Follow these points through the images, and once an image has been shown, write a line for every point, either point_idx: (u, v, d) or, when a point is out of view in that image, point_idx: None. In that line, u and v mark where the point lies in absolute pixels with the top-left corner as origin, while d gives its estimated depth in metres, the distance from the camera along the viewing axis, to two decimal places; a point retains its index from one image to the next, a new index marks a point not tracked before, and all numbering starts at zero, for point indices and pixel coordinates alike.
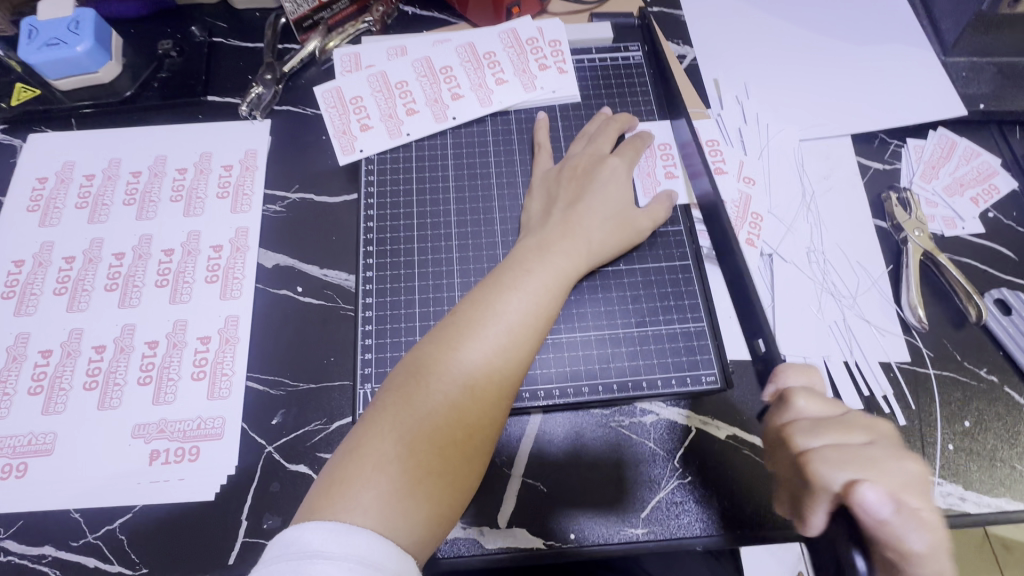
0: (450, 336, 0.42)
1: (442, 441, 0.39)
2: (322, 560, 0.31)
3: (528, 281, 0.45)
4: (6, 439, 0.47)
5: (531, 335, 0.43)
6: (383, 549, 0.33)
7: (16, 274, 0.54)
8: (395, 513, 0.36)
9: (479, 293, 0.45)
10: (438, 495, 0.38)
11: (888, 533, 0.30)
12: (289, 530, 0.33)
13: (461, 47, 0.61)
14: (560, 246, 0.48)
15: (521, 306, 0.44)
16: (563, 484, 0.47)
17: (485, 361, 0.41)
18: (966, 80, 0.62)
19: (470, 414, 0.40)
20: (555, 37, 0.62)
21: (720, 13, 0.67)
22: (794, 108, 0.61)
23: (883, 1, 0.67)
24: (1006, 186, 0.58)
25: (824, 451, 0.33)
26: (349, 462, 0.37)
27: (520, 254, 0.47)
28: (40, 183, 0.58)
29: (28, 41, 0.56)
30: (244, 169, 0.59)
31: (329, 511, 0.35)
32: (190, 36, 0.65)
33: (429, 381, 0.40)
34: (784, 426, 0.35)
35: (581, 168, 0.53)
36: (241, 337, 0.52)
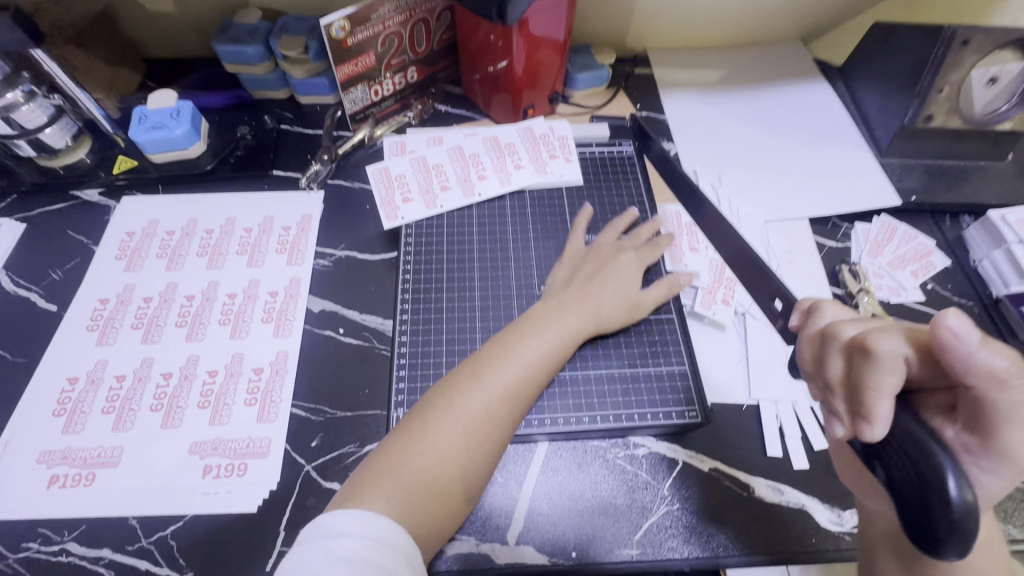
0: (472, 370, 0.51)
1: (455, 456, 0.47)
2: (344, 538, 0.40)
3: (541, 333, 0.55)
4: (78, 451, 0.54)
5: (537, 377, 0.52)
6: (395, 532, 0.41)
7: (101, 310, 0.63)
8: (409, 508, 0.44)
9: (500, 338, 0.54)
10: (445, 499, 0.46)
11: (980, 360, 0.29)
12: (321, 516, 0.42)
13: (487, 140, 0.75)
14: (571, 307, 0.57)
15: (533, 353, 0.53)
16: (566, 512, 0.53)
17: (499, 393, 0.50)
18: (900, 176, 0.75)
19: (481, 435, 0.48)
20: (563, 134, 0.76)
21: (697, 117, 0.82)
22: (760, 195, 0.74)
23: (829, 112, 0.83)
24: (941, 263, 0.69)
25: (879, 328, 0.34)
26: (375, 468, 0.45)
27: (536, 310, 0.57)
28: (128, 236, 0.69)
29: (137, 124, 0.70)
30: (300, 230, 0.70)
31: (359, 500, 0.43)
32: (262, 123, 0.79)
33: (450, 405, 0.49)
34: (826, 328, 0.37)
35: (603, 253, 0.64)
36: (289, 369, 0.60)
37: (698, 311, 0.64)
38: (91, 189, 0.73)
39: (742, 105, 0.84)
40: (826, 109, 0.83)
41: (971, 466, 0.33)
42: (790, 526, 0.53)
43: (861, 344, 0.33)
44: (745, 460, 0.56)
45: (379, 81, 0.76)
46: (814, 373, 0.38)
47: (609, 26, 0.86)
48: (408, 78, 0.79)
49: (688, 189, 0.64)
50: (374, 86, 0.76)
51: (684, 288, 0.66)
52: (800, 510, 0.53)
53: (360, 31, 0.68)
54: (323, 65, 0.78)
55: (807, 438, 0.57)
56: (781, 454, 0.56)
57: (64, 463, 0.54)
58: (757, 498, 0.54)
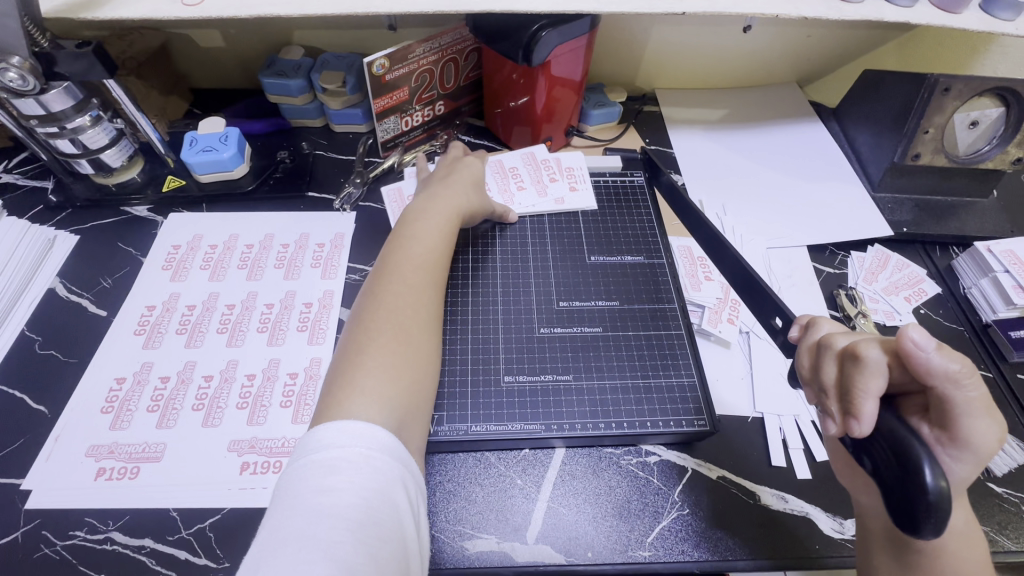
0: (385, 273, 0.57)
1: (403, 345, 0.52)
2: (332, 452, 0.42)
3: (413, 237, 0.62)
4: (124, 446, 0.58)
5: (433, 250, 0.61)
6: (378, 433, 0.44)
7: (148, 316, 0.68)
8: (386, 399, 0.47)
9: (385, 252, 0.60)
10: (412, 387, 0.50)
11: (935, 368, 0.35)
12: (305, 438, 0.43)
13: (493, 164, 0.81)
14: (438, 205, 0.66)
15: (420, 244, 0.61)
16: (580, 518, 0.55)
17: (416, 281, 0.57)
18: (893, 209, 0.81)
19: (414, 325, 0.54)
20: (570, 165, 0.82)
21: (702, 151, 0.89)
22: (762, 224, 0.79)
23: (825, 149, 0.89)
24: (932, 290, 0.74)
25: (862, 338, 0.38)
26: (348, 366, 0.49)
27: (404, 224, 0.64)
28: (174, 249, 0.74)
29: (189, 147, 0.76)
30: (333, 246, 0.75)
31: (336, 411, 0.45)
32: (299, 149, 0.86)
33: (384, 305, 0.54)
34: (822, 338, 0.41)
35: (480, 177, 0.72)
36: (322, 374, 0.64)
37: (705, 329, 0.68)
38: (140, 205, 0.79)
39: (745, 142, 0.90)
40: (821, 147, 0.90)
41: (945, 458, 0.37)
42: (796, 533, 0.55)
43: (850, 352, 0.37)
44: (751, 469, 0.59)
45: (410, 113, 0.82)
46: (810, 380, 0.42)
47: (621, 68, 0.94)
48: (435, 111, 0.86)
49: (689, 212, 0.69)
50: (405, 117, 0.82)
51: (692, 307, 0.71)
52: (804, 518, 0.56)
53: (397, 68, 0.75)
54: (359, 98, 0.85)
55: (810, 450, 0.60)
56: (785, 464, 0.59)
57: (110, 457, 0.57)
58: (763, 505, 0.57)
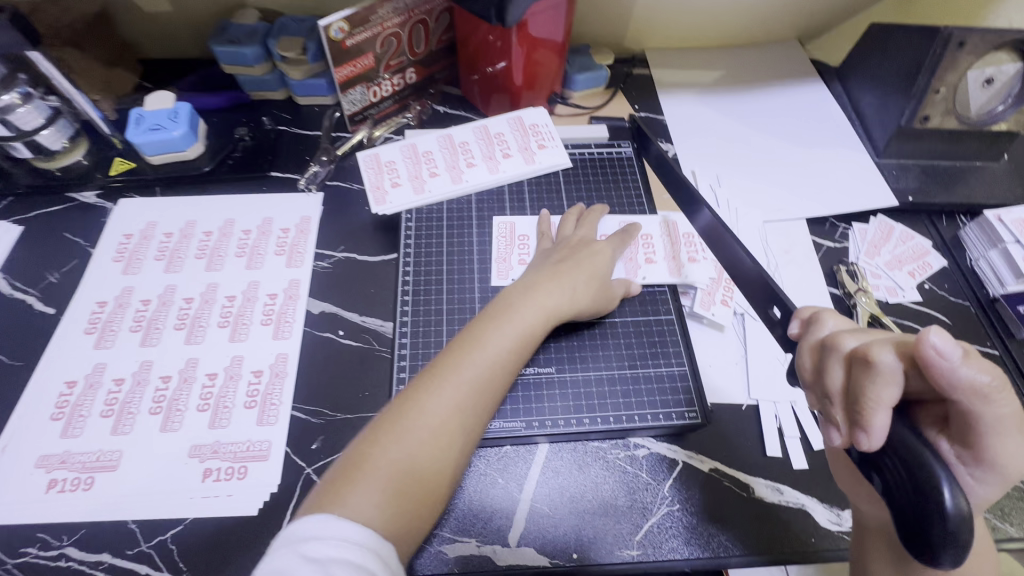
0: (440, 363, 0.51)
1: (432, 457, 0.46)
2: (316, 541, 0.40)
3: (507, 322, 0.54)
4: (77, 455, 0.54)
5: (517, 349, 0.54)
6: (367, 534, 0.41)
7: (99, 313, 0.63)
8: (381, 508, 0.43)
9: (464, 333, 0.54)
10: (420, 497, 0.45)
11: (963, 379, 0.31)
12: (292, 524, 0.41)
13: (476, 129, 0.75)
14: (546, 288, 0.58)
15: (511, 333, 0.54)
16: (565, 521, 0.53)
17: (470, 378, 0.50)
18: (898, 176, 0.76)
19: (449, 436, 0.48)
20: (545, 121, 0.76)
21: (695, 117, 0.83)
22: (758, 196, 0.74)
23: (826, 112, 0.83)
24: (937, 263, 0.70)
25: (876, 340, 0.35)
26: (351, 468, 0.45)
27: (505, 300, 0.57)
28: (126, 238, 0.69)
29: (135, 126, 0.70)
30: (299, 231, 0.70)
31: (325, 505, 0.43)
32: (260, 125, 0.79)
33: (415, 403, 0.48)
34: (827, 337, 0.38)
35: (574, 244, 0.64)
36: (289, 371, 0.60)
37: (697, 312, 0.64)
38: (87, 191, 0.72)
39: (740, 106, 0.84)
40: (823, 109, 0.84)
41: (965, 475, 0.35)
42: (791, 525, 0.53)
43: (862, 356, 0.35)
44: (746, 461, 0.56)
45: (377, 82, 0.76)
46: (812, 381, 0.39)
47: (608, 27, 0.86)
48: (406, 79, 0.79)
49: (685, 188, 0.62)
50: (372, 87, 0.75)
51: (683, 289, 0.66)
52: (799, 510, 0.54)
53: (358, 32, 0.68)
54: (321, 67, 0.78)
55: (806, 438, 0.57)
56: (781, 453, 0.56)
57: (62, 467, 0.53)
58: (757, 498, 0.54)
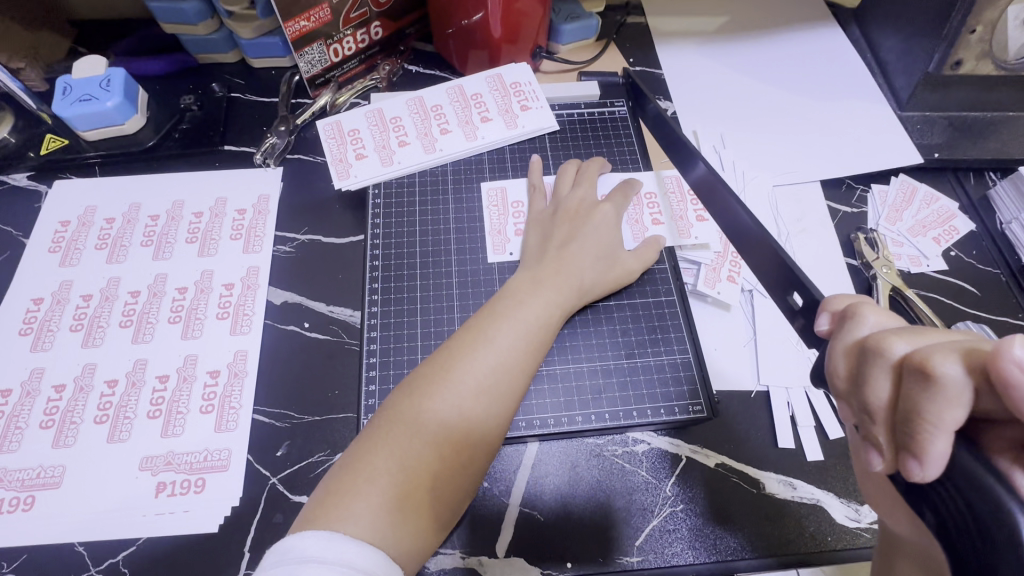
0: (446, 360, 0.45)
1: (437, 469, 0.41)
2: (317, 563, 0.33)
3: (513, 314, 0.48)
4: (14, 473, 0.48)
5: (529, 346, 0.47)
6: (372, 555, 0.35)
7: (35, 311, 0.56)
8: (379, 524, 0.38)
9: (468, 325, 0.48)
10: (422, 510, 0.40)
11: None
12: (284, 540, 0.35)
13: (451, 90, 0.66)
14: (552, 279, 0.52)
15: (518, 327, 0.48)
16: (557, 529, 0.48)
17: (480, 378, 0.44)
18: (921, 131, 0.68)
19: (457, 445, 0.42)
20: (528, 79, 0.67)
21: (696, 70, 0.74)
22: (767, 157, 0.67)
23: (842, 61, 0.75)
24: (965, 227, 0.63)
25: (936, 348, 0.28)
26: (344, 476, 0.40)
27: (508, 291, 0.51)
28: (63, 226, 0.61)
29: (62, 97, 0.61)
30: (257, 212, 0.63)
31: (322, 520, 0.38)
32: (210, 92, 0.71)
33: (416, 403, 0.43)
34: (869, 339, 0.31)
35: (573, 210, 0.57)
36: (250, 370, 0.54)
37: (700, 291, 0.58)
38: (17, 173, 0.65)
39: (746, 56, 0.76)
40: (838, 58, 0.75)
41: None
42: (806, 523, 0.48)
43: (917, 369, 0.28)
44: (755, 454, 0.51)
45: (338, 39, 0.67)
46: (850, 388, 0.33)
47: None
48: (372, 34, 0.70)
49: (692, 151, 0.54)
50: (332, 45, 0.67)
51: (685, 265, 0.60)
52: (814, 506, 0.49)
53: None
54: (274, 23, 0.68)
55: (822, 427, 0.52)
56: (794, 444, 0.51)
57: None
58: (768, 495, 0.49)
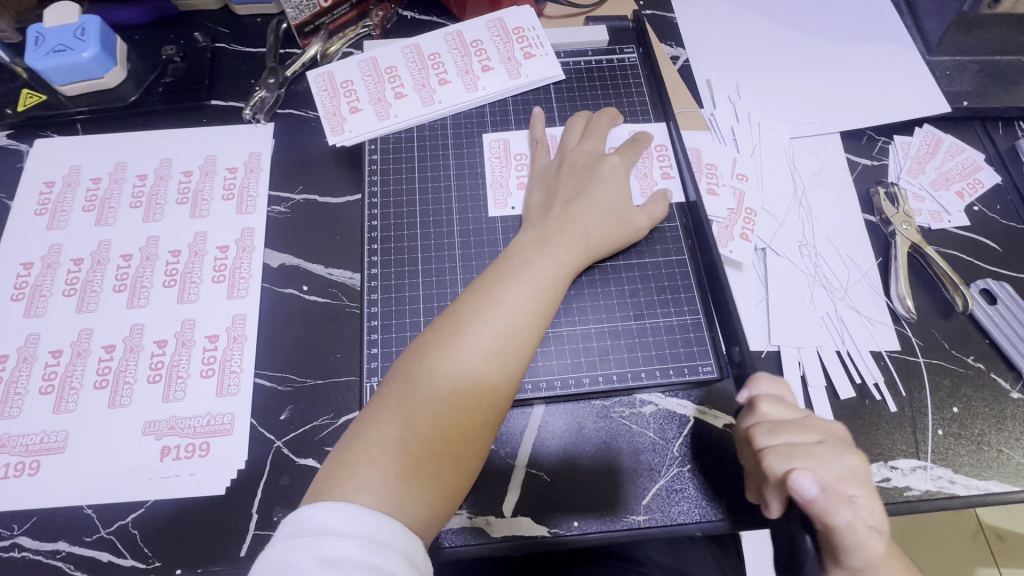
0: (452, 324, 0.44)
1: (450, 436, 0.40)
2: (335, 537, 0.34)
3: (520, 274, 0.47)
4: (18, 438, 0.48)
5: (538, 307, 0.46)
6: (389, 526, 0.35)
7: (26, 276, 0.55)
8: (396, 493, 0.38)
9: (473, 288, 0.46)
10: (437, 477, 0.40)
11: (816, 511, 0.37)
12: (301, 511, 0.35)
13: (449, 35, 0.62)
14: (558, 238, 0.49)
15: (525, 287, 0.46)
16: (564, 488, 0.48)
17: (489, 342, 0.43)
18: (950, 78, 0.64)
19: (469, 410, 0.41)
20: (532, 23, 0.63)
21: (712, 13, 0.69)
22: (785, 107, 0.63)
23: (868, 2, 0.70)
24: (990, 180, 0.60)
25: (777, 449, 0.39)
26: (356, 445, 0.39)
27: (513, 251, 0.49)
28: (48, 187, 0.59)
29: (35, 48, 0.58)
30: (249, 170, 0.60)
31: (337, 490, 0.37)
32: (193, 42, 0.66)
33: (424, 369, 0.42)
34: (749, 429, 0.42)
35: (580, 164, 0.54)
36: (249, 335, 0.53)
37: None
38: None
39: None
40: None
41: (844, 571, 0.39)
42: None
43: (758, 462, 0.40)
44: None
45: None
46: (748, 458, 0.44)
47: None
48: None
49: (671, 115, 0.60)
50: None
51: None
52: None
53: None
54: None
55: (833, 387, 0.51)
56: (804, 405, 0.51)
57: (3, 451, 0.48)
58: None
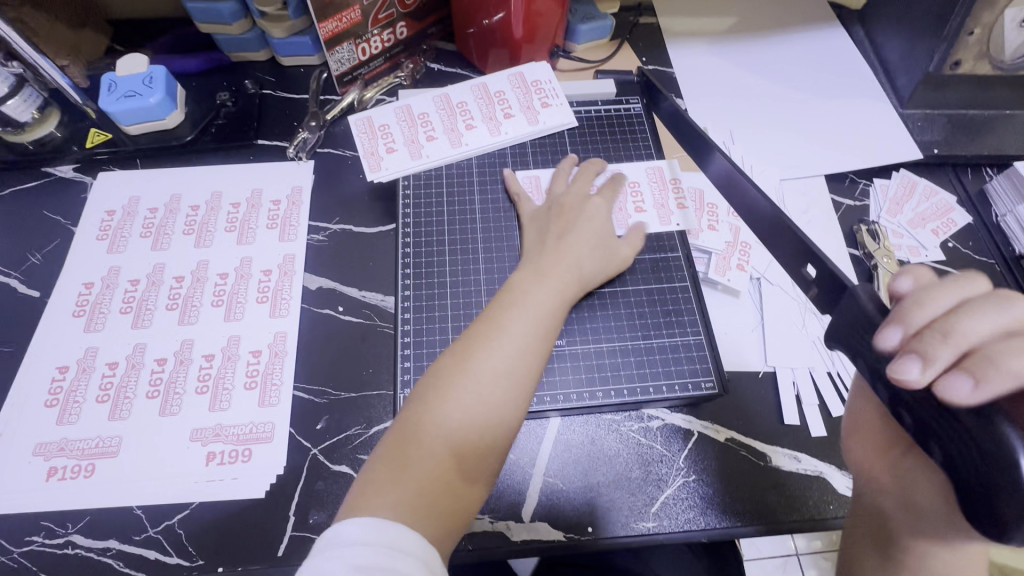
0: (461, 355, 0.49)
1: (464, 455, 0.45)
2: (358, 545, 0.37)
3: (520, 306, 0.52)
4: (75, 442, 0.52)
5: (538, 335, 0.51)
6: (406, 536, 0.39)
7: (86, 295, 0.60)
8: (417, 509, 0.42)
9: (480, 321, 0.51)
10: (454, 493, 0.44)
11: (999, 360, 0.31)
12: (330, 528, 0.39)
13: (475, 87, 0.70)
14: (554, 272, 0.55)
15: (527, 318, 0.51)
16: (579, 497, 0.51)
17: (495, 369, 0.48)
18: (922, 128, 0.72)
19: (481, 432, 0.46)
20: (546, 78, 0.71)
21: (707, 68, 0.78)
22: (775, 152, 0.70)
23: (847, 60, 0.78)
24: (963, 220, 0.66)
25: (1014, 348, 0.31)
26: (379, 468, 0.44)
27: (514, 284, 0.54)
28: (108, 215, 0.65)
29: (108, 93, 0.65)
30: (291, 203, 0.66)
31: (362, 508, 0.41)
32: (244, 89, 0.74)
33: (438, 398, 0.46)
34: (917, 297, 0.35)
35: (565, 206, 0.61)
36: (289, 351, 0.57)
37: (712, 278, 0.62)
38: (64, 165, 0.68)
39: (756, 55, 0.79)
40: (843, 57, 0.78)
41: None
42: (810, 492, 0.52)
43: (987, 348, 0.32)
44: (762, 430, 0.55)
45: (366, 38, 0.70)
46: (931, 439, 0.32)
47: None
48: (397, 34, 0.73)
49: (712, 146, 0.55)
50: (361, 44, 0.70)
51: (698, 254, 0.64)
52: (817, 477, 0.53)
53: None
54: (305, 22, 0.72)
55: (825, 405, 0.56)
56: (799, 421, 0.55)
57: (62, 455, 0.52)
58: (774, 467, 0.53)
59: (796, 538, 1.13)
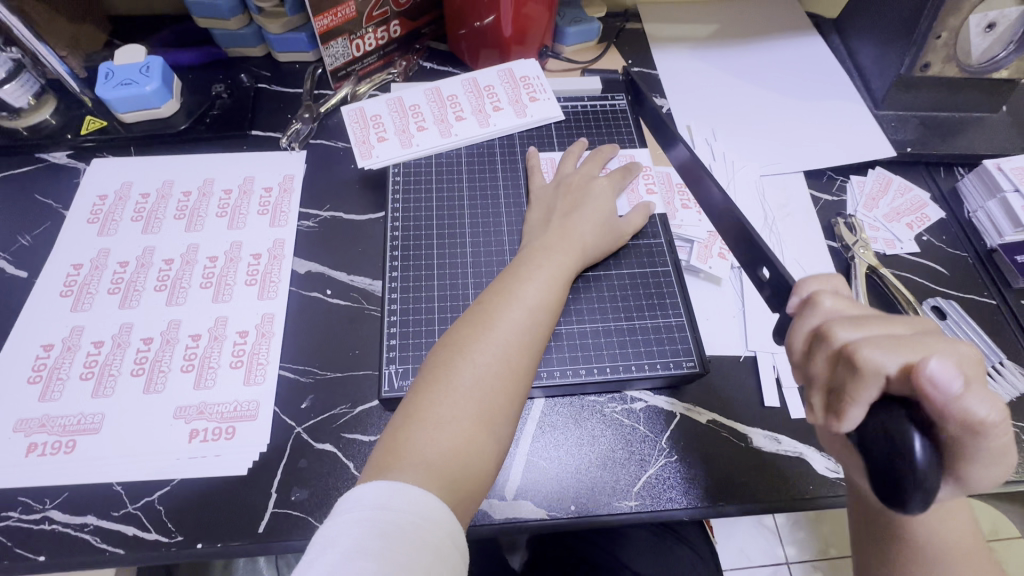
0: (482, 320, 0.49)
1: (490, 416, 0.45)
2: (389, 511, 0.37)
3: (536, 277, 0.53)
4: (57, 419, 0.52)
5: (551, 306, 0.52)
6: (436, 505, 0.39)
7: (75, 276, 0.60)
8: (447, 468, 0.42)
9: (495, 289, 0.52)
10: (480, 453, 0.44)
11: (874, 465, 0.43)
12: (354, 489, 0.39)
13: (465, 81, 0.72)
14: (559, 245, 0.56)
15: (542, 288, 0.52)
16: (568, 476, 0.52)
17: (515, 334, 0.49)
18: (896, 128, 0.74)
19: (503, 394, 0.46)
20: (535, 74, 0.73)
21: (690, 70, 0.80)
22: (756, 149, 0.73)
23: (824, 65, 0.81)
24: (935, 215, 0.69)
25: None
26: (406, 427, 0.44)
27: (523, 259, 0.55)
28: (100, 200, 0.65)
29: (105, 80, 0.67)
30: (282, 190, 0.67)
31: (394, 467, 0.41)
32: (238, 82, 0.76)
33: (462, 361, 0.47)
34: None
35: (574, 186, 0.62)
36: (276, 331, 0.58)
37: (694, 266, 0.63)
38: (58, 151, 0.69)
39: (736, 59, 0.82)
40: (820, 62, 0.82)
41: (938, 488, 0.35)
42: (789, 474, 0.53)
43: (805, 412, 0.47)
44: (743, 412, 0.55)
45: (360, 35, 0.72)
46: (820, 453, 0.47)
47: None
48: (390, 32, 0.75)
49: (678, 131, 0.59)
50: (355, 40, 0.72)
51: (681, 243, 0.65)
52: (797, 458, 0.53)
53: None
54: (301, 19, 0.74)
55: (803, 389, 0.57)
56: (779, 404, 0.56)
57: (42, 431, 0.51)
58: (755, 447, 0.54)
59: (785, 546, 1.16)
